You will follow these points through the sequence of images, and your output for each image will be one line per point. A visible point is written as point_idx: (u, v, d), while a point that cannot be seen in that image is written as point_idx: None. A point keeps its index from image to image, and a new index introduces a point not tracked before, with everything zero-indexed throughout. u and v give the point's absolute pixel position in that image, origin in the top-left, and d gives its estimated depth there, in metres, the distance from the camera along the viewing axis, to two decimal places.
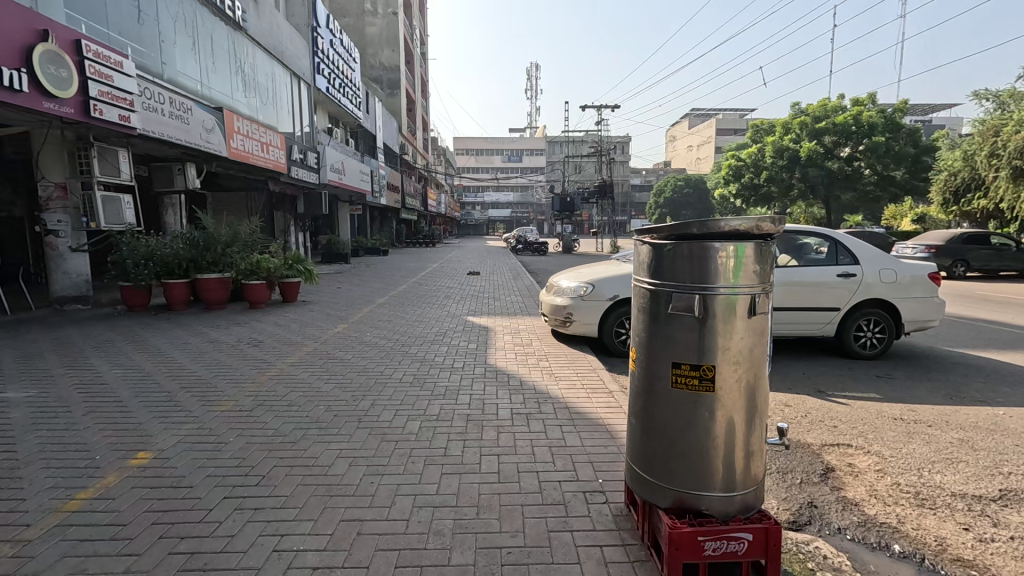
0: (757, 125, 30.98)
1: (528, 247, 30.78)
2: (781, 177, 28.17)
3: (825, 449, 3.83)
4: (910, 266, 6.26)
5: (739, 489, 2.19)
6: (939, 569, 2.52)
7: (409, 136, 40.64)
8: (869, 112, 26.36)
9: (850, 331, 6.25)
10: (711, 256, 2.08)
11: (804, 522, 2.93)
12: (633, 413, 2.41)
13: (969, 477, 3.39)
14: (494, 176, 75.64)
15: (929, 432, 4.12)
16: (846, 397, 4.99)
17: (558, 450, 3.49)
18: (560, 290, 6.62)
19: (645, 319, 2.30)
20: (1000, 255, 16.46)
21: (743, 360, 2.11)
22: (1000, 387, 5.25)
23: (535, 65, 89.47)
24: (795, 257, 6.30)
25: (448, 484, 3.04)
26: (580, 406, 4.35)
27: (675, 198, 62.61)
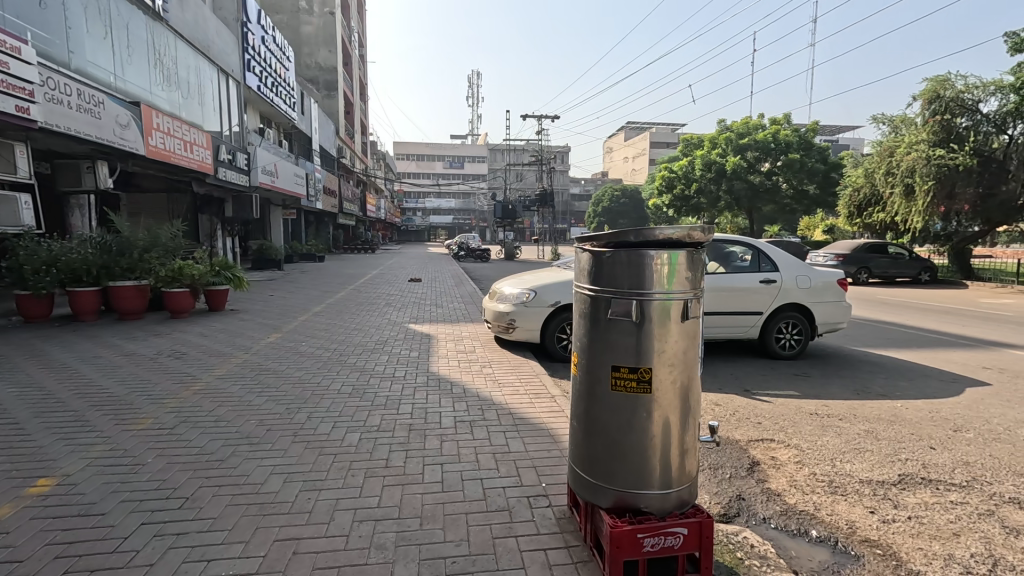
0: (687, 139, 32.74)
1: (470, 253, 30.74)
2: (710, 189, 29.90)
3: (750, 444, 4.09)
4: (823, 272, 6.82)
5: (675, 486, 2.29)
6: (851, 550, 2.75)
7: (347, 139, 39.55)
8: (785, 131, 28.81)
9: (772, 332, 6.71)
10: (647, 263, 2.17)
11: (732, 514, 3.10)
12: (574, 416, 2.47)
13: (874, 465, 3.73)
14: (436, 182, 75.01)
15: (840, 424, 4.51)
16: (769, 395, 5.36)
17: (501, 456, 3.50)
18: (502, 296, 6.69)
19: (586, 323, 2.36)
20: (896, 263, 18.34)
21: (678, 362, 2.22)
22: (898, 382, 5.83)
23: (475, 74, 90.37)
24: (722, 264, 6.71)
25: (390, 496, 2.97)
26: (522, 411, 4.39)
27: (613, 207, 64.83)
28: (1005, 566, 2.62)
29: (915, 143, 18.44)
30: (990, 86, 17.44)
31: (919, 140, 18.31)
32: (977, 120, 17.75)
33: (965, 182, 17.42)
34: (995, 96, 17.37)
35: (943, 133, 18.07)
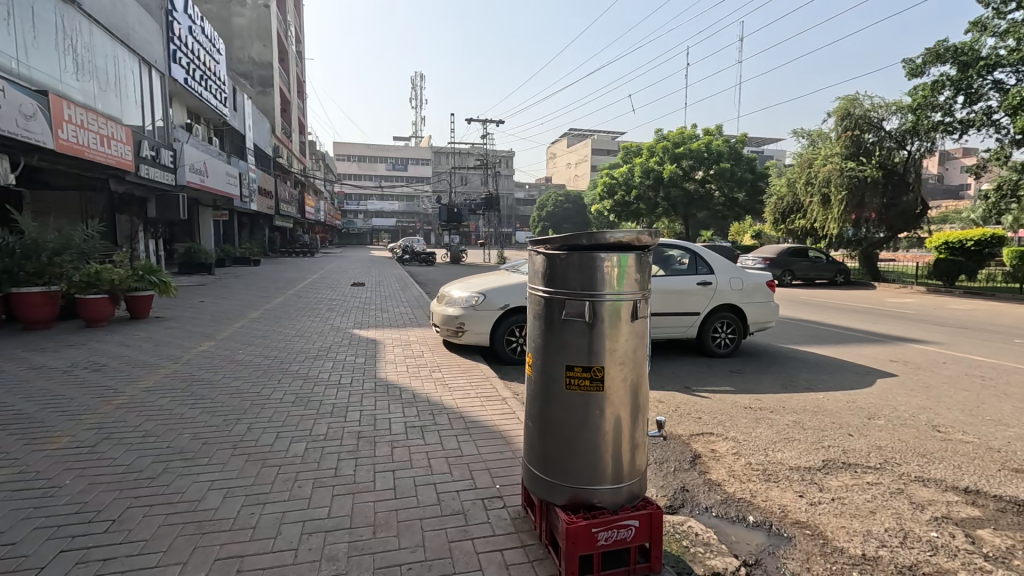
0: (627, 147, 33.81)
1: (415, 257, 30.26)
2: (648, 196, 31.12)
3: (692, 438, 4.30)
4: (753, 274, 7.27)
5: (627, 480, 2.37)
6: (784, 531, 2.96)
7: (284, 138, 37.88)
8: (717, 141, 30.49)
9: (708, 331, 7.08)
10: (599, 266, 2.25)
11: (677, 506, 3.25)
12: (530, 416, 2.50)
13: (801, 452, 4.03)
14: (378, 184, 73.38)
15: (771, 416, 4.83)
16: (707, 391, 5.65)
17: (455, 460, 3.48)
18: (451, 300, 6.65)
19: (541, 324, 2.41)
20: (815, 266, 19.87)
21: (628, 360, 2.30)
22: (819, 376, 6.33)
23: (418, 75, 89.35)
24: (662, 268, 7.00)
25: (341, 506, 2.88)
26: (474, 415, 4.38)
27: (557, 212, 65.96)
28: (914, 538, 2.91)
29: (830, 156, 20.10)
30: (892, 106, 19.21)
31: (834, 153, 20.00)
32: (882, 136, 19.53)
33: (872, 193, 19.38)
34: (896, 115, 19.17)
35: (853, 147, 19.82)
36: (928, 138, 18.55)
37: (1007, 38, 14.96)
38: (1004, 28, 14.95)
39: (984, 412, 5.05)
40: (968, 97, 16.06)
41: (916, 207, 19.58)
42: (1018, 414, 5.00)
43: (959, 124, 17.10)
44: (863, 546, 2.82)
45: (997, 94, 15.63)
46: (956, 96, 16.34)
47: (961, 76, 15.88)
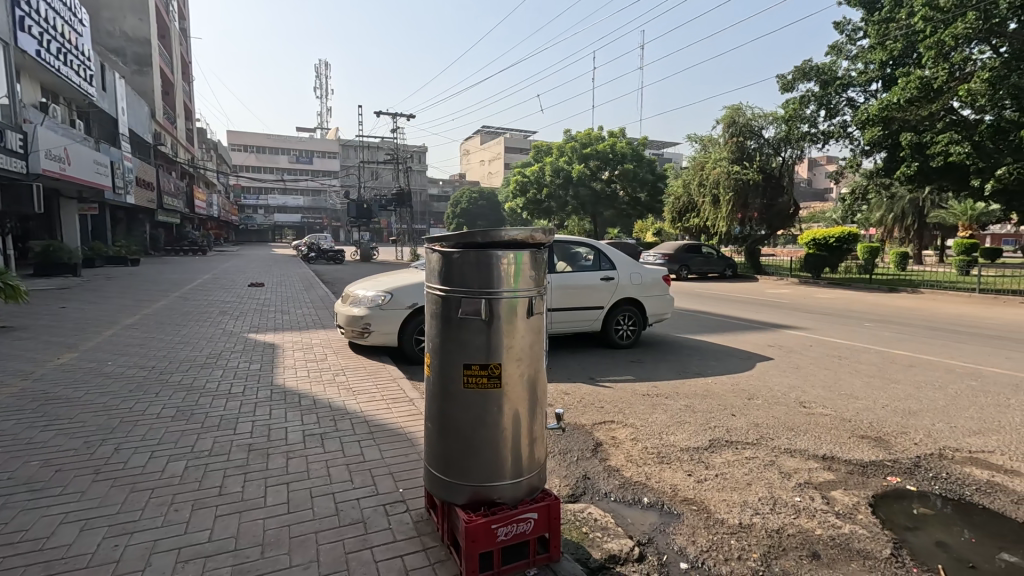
0: (538, 146, 34.55)
1: (321, 254, 28.62)
2: (559, 194, 32.19)
3: (595, 427, 4.49)
4: (652, 270, 7.73)
5: (526, 474, 2.40)
6: (674, 509, 3.18)
7: (167, 124, 34.23)
8: (621, 142, 32.11)
9: (612, 325, 7.45)
10: (496, 263, 2.25)
11: (579, 494, 3.37)
12: (429, 417, 2.46)
13: (691, 434, 4.36)
14: (280, 177, 68.83)
15: (666, 402, 5.19)
16: (610, 381, 5.94)
17: (356, 467, 3.34)
18: (356, 300, 6.40)
19: (438, 323, 2.37)
20: (708, 261, 21.63)
21: (525, 356, 2.33)
22: (708, 362, 6.89)
23: (323, 63, 84.84)
24: (569, 264, 7.24)
25: (225, 526, 2.65)
26: (379, 418, 4.24)
27: (471, 209, 65.94)
28: (782, 504, 3.26)
29: (719, 160, 22.01)
30: (769, 116, 21.40)
31: (722, 157, 21.95)
32: (761, 143, 21.72)
33: (753, 195, 21.64)
34: (772, 125, 21.38)
35: (738, 152, 21.81)
36: (798, 147, 20.89)
37: (857, 62, 17.21)
38: (854, 53, 17.19)
39: (840, 388, 5.79)
40: (828, 111, 18.28)
41: (789, 208, 21.97)
42: (866, 388, 5.78)
43: (822, 135, 19.38)
44: (741, 516, 3.10)
45: (849, 110, 17.97)
46: (819, 110, 18.52)
47: (823, 92, 18.04)
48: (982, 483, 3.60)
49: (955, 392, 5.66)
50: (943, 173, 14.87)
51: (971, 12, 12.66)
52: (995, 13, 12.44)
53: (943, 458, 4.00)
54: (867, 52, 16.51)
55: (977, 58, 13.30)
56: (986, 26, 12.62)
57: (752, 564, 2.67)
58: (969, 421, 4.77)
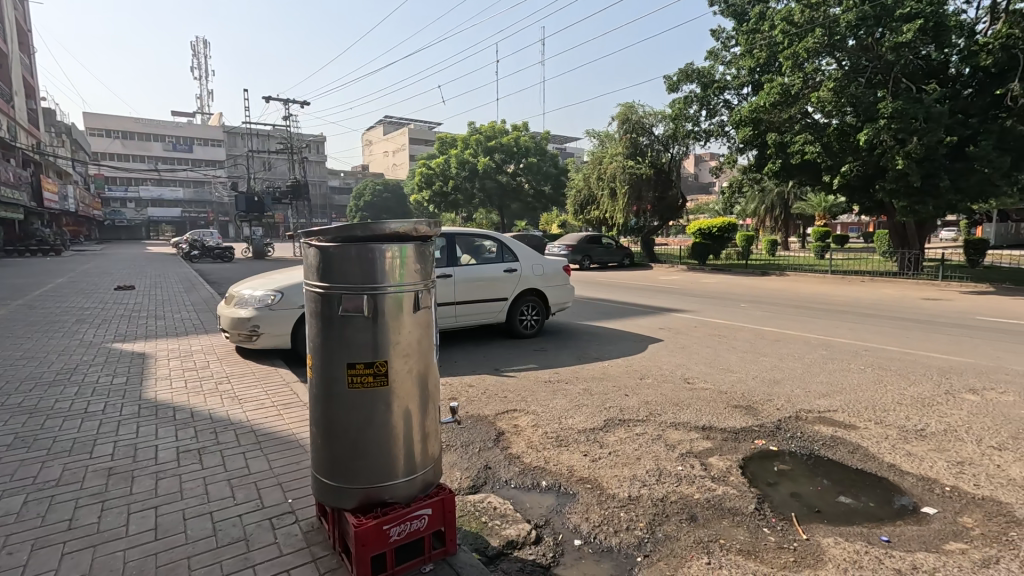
0: (442, 138, 34.19)
1: (206, 252, 26.00)
2: (465, 187, 32.09)
3: (497, 417, 4.55)
4: (553, 261, 7.94)
5: (419, 470, 2.36)
6: (570, 489, 3.32)
7: (2, 103, 29.12)
8: (524, 136, 32.69)
9: (515, 315, 7.58)
10: (378, 257, 2.18)
11: (479, 484, 3.40)
12: (313, 421, 2.33)
13: (588, 416, 4.57)
14: (153, 166, 61.51)
15: (566, 387, 5.40)
16: (513, 370, 6.05)
17: (240, 481, 3.10)
18: (243, 300, 5.90)
19: (318, 322, 2.25)
20: (608, 251, 22.79)
21: (413, 351, 2.28)
22: (606, 347, 7.27)
23: (201, 40, 76.83)
24: (472, 256, 7.22)
25: (75, 564, 2.33)
26: (268, 426, 3.96)
27: (375, 201, 63.68)
28: (665, 474, 3.53)
29: (615, 155, 23.34)
30: (658, 115, 22.93)
31: (618, 153, 23.21)
32: (652, 139, 23.24)
33: (646, 189, 23.06)
34: (661, 122, 22.95)
35: (632, 148, 23.25)
36: (683, 144, 22.55)
37: (731, 67, 18.94)
38: (728, 59, 18.92)
39: (719, 363, 6.39)
40: (709, 111, 19.98)
41: (677, 201, 23.75)
42: (739, 362, 6.44)
43: (703, 133, 21.12)
44: (629, 489, 3.31)
45: (725, 110, 19.77)
46: (701, 110, 20.16)
47: (704, 94, 19.67)
48: (828, 438, 4.17)
49: (809, 360, 6.49)
50: (801, 170, 16.94)
51: (819, 29, 14.52)
52: (837, 30, 14.33)
53: (799, 419, 4.57)
54: (739, 59, 18.24)
55: (825, 69, 15.18)
56: (830, 41, 14.45)
57: (638, 533, 2.86)
58: (819, 385, 5.50)
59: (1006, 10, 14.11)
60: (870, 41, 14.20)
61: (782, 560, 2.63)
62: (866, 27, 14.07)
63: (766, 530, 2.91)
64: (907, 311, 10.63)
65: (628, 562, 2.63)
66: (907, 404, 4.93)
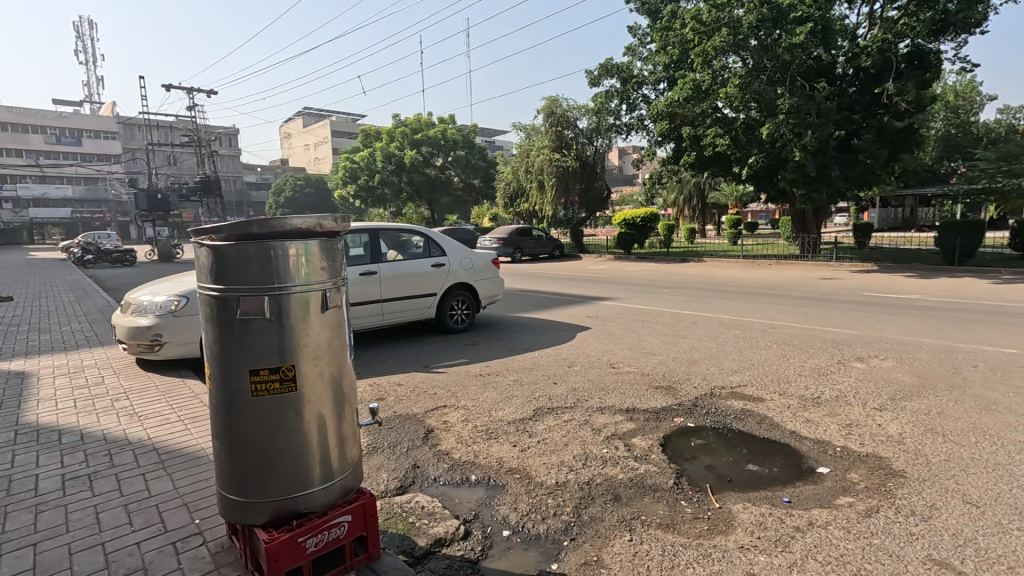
0: (366, 131, 33.10)
1: (103, 256, 23.53)
2: (392, 181, 31.25)
3: (426, 415, 4.48)
4: (481, 254, 7.88)
5: (337, 477, 2.25)
6: (499, 481, 3.33)
7: None
8: (451, 129, 32.34)
9: (445, 310, 7.48)
10: (279, 255, 2.05)
11: (407, 484, 3.33)
12: (215, 434, 2.17)
13: (518, 407, 4.61)
14: (33, 161, 54.68)
15: (497, 379, 5.42)
16: (443, 366, 5.98)
17: (139, 505, 2.83)
18: (142, 308, 5.39)
19: (215, 328, 2.10)
20: (539, 243, 23.11)
21: (324, 353, 2.16)
22: (536, 337, 7.37)
23: (85, 19, 68.96)
24: (398, 252, 7.04)
25: None
26: (172, 443, 3.65)
27: (297, 197, 60.57)
28: (591, 457, 3.64)
29: (542, 148, 23.66)
30: (582, 109, 23.50)
31: (544, 146, 23.59)
32: (577, 132, 23.79)
33: (573, 181, 23.60)
34: (584, 116, 23.55)
35: (558, 141, 23.68)
36: (606, 137, 23.26)
37: (647, 63, 19.72)
38: (645, 55, 19.69)
39: (642, 347, 6.67)
40: (629, 105, 20.73)
41: (602, 192, 24.48)
42: (661, 345, 6.76)
43: (624, 126, 21.89)
44: (557, 475, 3.38)
45: (644, 105, 20.60)
46: (621, 104, 20.87)
47: (623, 88, 20.37)
48: (739, 411, 4.48)
49: (723, 340, 6.93)
50: (713, 162, 18.02)
51: (724, 29, 15.45)
52: (740, 31, 15.31)
53: (713, 396, 4.87)
54: (655, 55, 19.05)
55: (731, 66, 16.16)
56: (735, 40, 15.42)
57: (564, 518, 2.92)
58: (732, 363, 5.89)
59: (882, 17, 15.68)
60: (769, 41, 15.26)
61: (697, 530, 2.79)
62: (765, 29, 15.14)
63: (683, 503, 3.07)
64: (806, 290, 11.65)
65: (556, 547, 2.68)
66: (805, 374, 5.40)
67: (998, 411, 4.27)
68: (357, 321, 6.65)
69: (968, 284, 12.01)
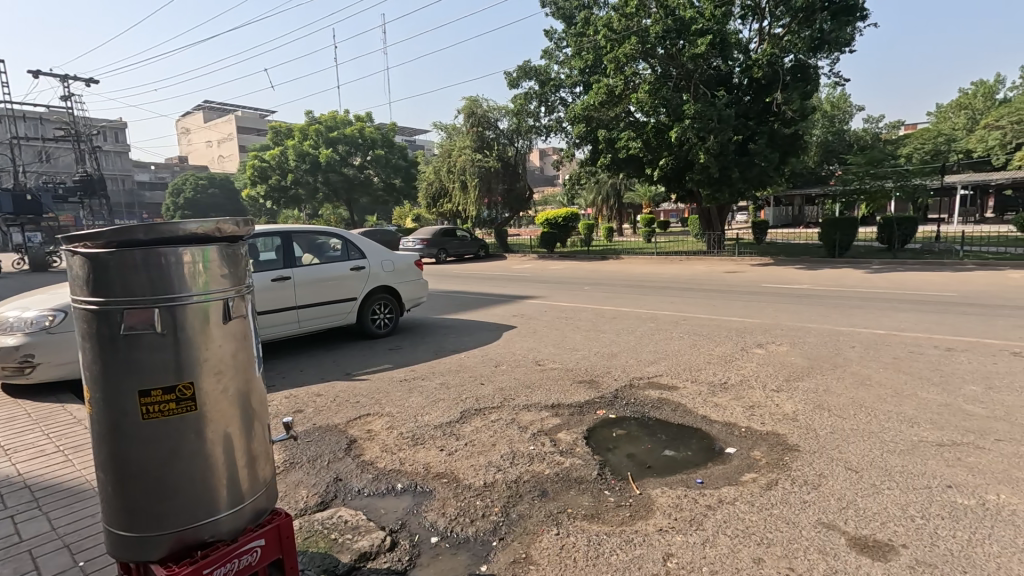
0: (276, 127, 31.29)
1: None
2: (306, 180, 29.75)
3: (348, 424, 4.30)
4: (404, 255, 7.65)
5: (248, 499, 2.08)
6: (426, 487, 3.27)
7: None
8: (369, 128, 31.39)
9: (367, 314, 7.22)
10: (172, 263, 1.86)
11: (329, 499, 3.18)
12: (100, 464, 1.93)
13: (444, 410, 4.55)
14: None
15: (423, 383, 5.32)
16: (367, 373, 5.78)
17: (5, 553, 2.46)
18: (7, 325, 4.70)
19: (96, 346, 1.87)
20: (464, 243, 22.99)
21: (228, 368, 1.99)
22: (462, 338, 7.33)
23: None
24: (314, 255, 6.71)
25: None
26: (49, 478, 3.21)
27: (200, 198, 55.84)
28: (518, 455, 3.67)
29: (463, 148, 23.62)
30: (502, 110, 23.74)
31: (465, 146, 23.58)
32: (497, 133, 23.99)
33: (495, 181, 23.73)
34: (504, 117, 23.81)
35: (479, 141, 23.72)
36: (527, 138, 23.63)
37: (564, 67, 20.30)
38: (561, 59, 20.28)
39: (566, 344, 6.86)
40: (547, 107, 21.24)
41: (525, 193, 24.83)
42: (583, 341, 6.96)
43: (544, 127, 22.38)
44: (484, 476, 3.37)
45: (561, 107, 21.20)
46: (540, 106, 21.34)
47: (542, 90, 20.85)
48: (655, 401, 4.73)
49: (640, 333, 7.30)
50: (628, 164, 18.89)
51: (633, 37, 16.22)
52: (648, 39, 16.20)
53: (632, 387, 5.10)
54: (570, 59, 19.64)
55: (641, 73, 16.99)
56: (643, 48, 16.28)
57: (493, 518, 2.92)
58: (648, 354, 6.21)
59: (769, 33, 17.17)
60: (674, 50, 16.25)
61: (620, 517, 2.90)
62: (670, 39, 16.08)
63: (606, 492, 3.19)
64: (712, 283, 12.52)
65: (485, 548, 2.67)
66: (713, 362, 5.80)
67: (871, 386, 4.86)
68: (271, 330, 6.26)
69: (846, 274, 13.53)
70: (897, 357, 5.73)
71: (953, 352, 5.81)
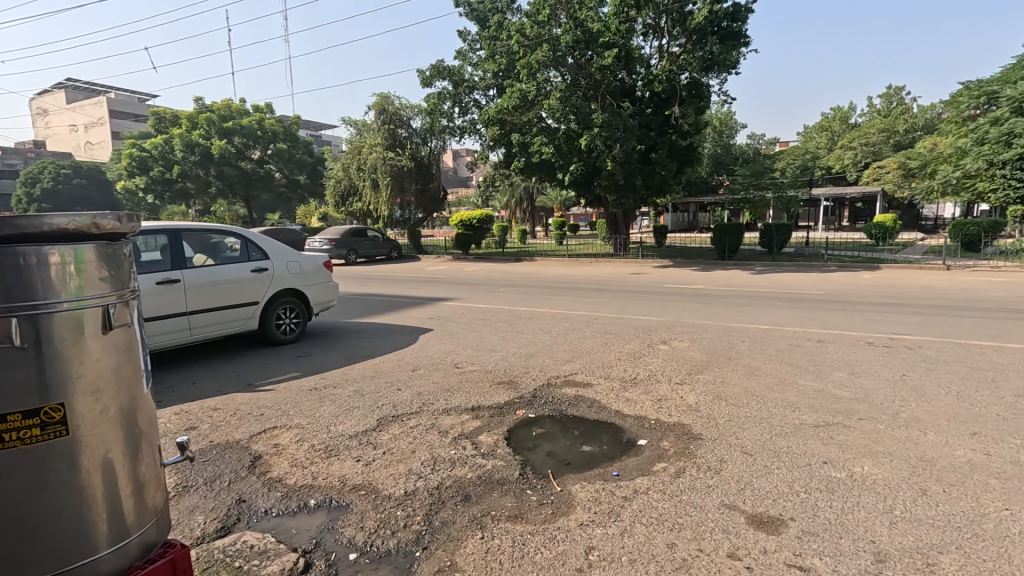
0: (158, 113, 28.11)
1: None
2: (196, 174, 27.11)
3: (251, 440, 3.95)
4: (311, 256, 7.19)
5: (134, 532, 1.83)
6: (342, 501, 3.09)
7: None
8: (269, 119, 29.25)
9: (271, 319, 6.70)
10: (33, 264, 1.59)
11: (231, 523, 2.90)
12: None
13: (360, 419, 4.35)
14: None
15: (335, 391, 5.05)
16: (272, 382, 5.37)
17: None
18: None
19: None
20: (375, 244, 22.21)
21: (107, 385, 1.74)
22: (376, 343, 7.07)
23: None
24: (207, 256, 6.12)
25: None
26: None
27: (63, 190, 48.73)
28: (439, 461, 3.60)
29: (374, 146, 22.84)
30: (415, 108, 23.30)
31: (377, 143, 22.82)
32: (410, 132, 23.50)
33: (408, 180, 23.21)
34: (417, 116, 23.38)
35: (390, 139, 23.06)
36: (440, 138, 23.35)
37: (477, 69, 20.37)
38: (474, 61, 20.32)
39: (484, 345, 6.86)
40: (460, 108, 21.16)
41: (439, 193, 24.51)
42: (501, 342, 7.00)
43: (457, 128, 22.27)
44: (404, 485, 3.27)
45: (475, 108, 21.21)
46: (453, 107, 21.21)
47: (455, 91, 20.76)
48: (572, 398, 4.87)
49: (556, 333, 7.50)
50: (540, 168, 19.37)
51: (545, 45, 16.66)
52: (558, 48, 16.69)
53: (550, 386, 5.22)
54: (484, 62, 19.75)
55: (552, 80, 17.42)
56: (554, 56, 16.75)
57: (416, 527, 2.83)
58: (563, 353, 6.40)
59: (668, 51, 18.42)
60: (583, 60, 16.87)
61: (543, 515, 2.95)
62: (579, 50, 16.70)
63: (528, 492, 3.22)
64: (621, 284, 13.19)
65: (408, 560, 2.58)
66: (624, 359, 6.11)
67: (759, 375, 5.38)
68: (156, 339, 5.60)
69: (735, 275, 14.89)
70: (780, 349, 6.41)
71: (823, 344, 6.62)
